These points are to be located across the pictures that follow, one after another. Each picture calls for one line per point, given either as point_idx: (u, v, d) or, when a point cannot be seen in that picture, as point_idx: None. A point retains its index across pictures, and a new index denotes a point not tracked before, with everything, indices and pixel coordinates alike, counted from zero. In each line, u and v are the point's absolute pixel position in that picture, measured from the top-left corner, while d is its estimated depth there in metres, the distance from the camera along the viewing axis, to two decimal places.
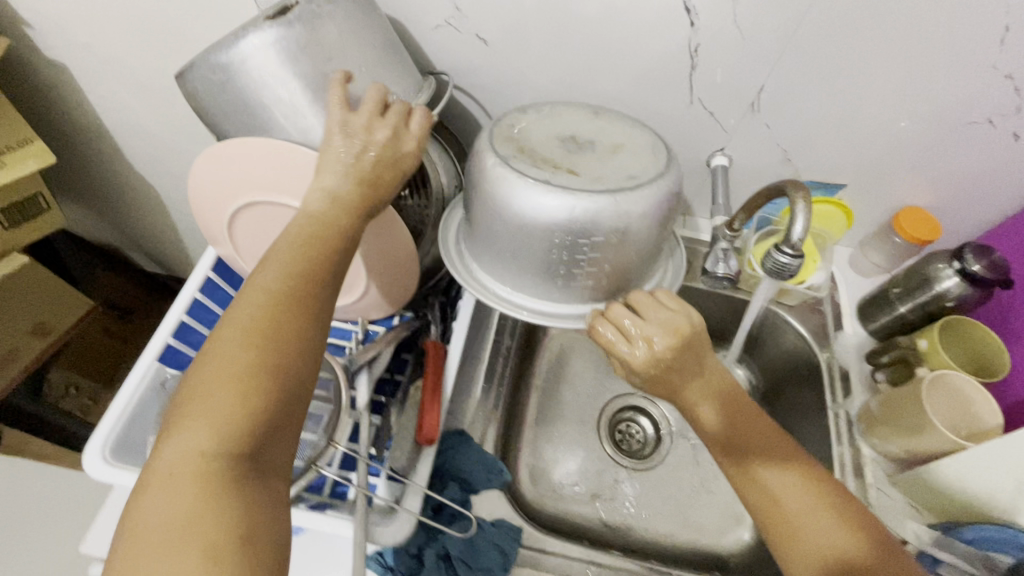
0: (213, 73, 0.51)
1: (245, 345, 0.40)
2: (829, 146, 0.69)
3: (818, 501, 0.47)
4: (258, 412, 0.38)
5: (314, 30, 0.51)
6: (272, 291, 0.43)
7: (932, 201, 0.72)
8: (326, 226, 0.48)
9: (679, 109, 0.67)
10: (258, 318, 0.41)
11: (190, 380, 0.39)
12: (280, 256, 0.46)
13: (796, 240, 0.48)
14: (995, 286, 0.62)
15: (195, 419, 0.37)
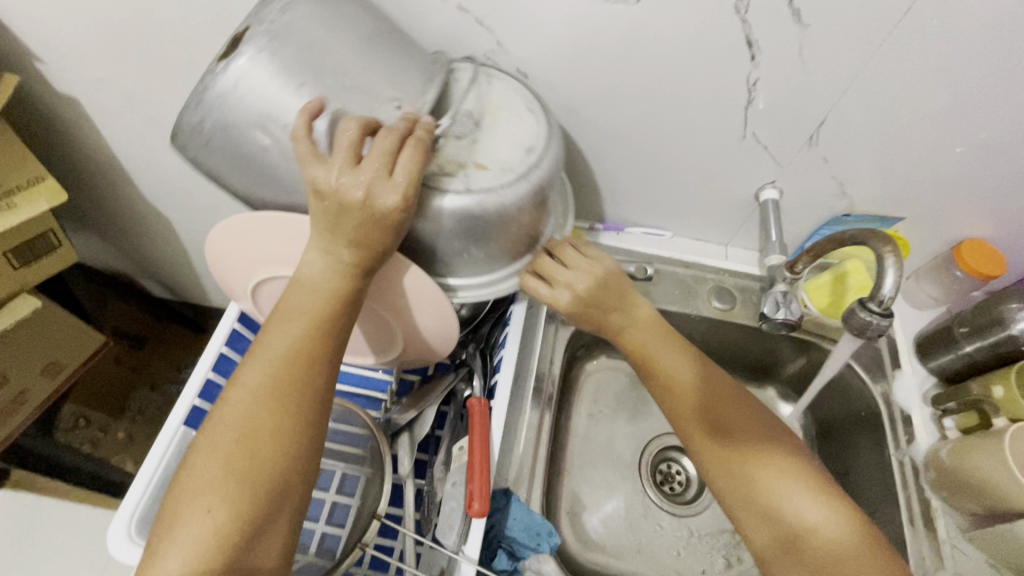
0: (194, 134, 0.46)
1: (218, 456, 0.42)
2: (888, 178, 0.65)
3: (744, 427, 0.56)
4: (232, 525, 0.41)
5: (280, 50, 0.44)
6: (249, 394, 0.44)
7: (995, 232, 0.69)
8: (309, 314, 0.47)
9: (730, 142, 0.64)
10: (236, 426, 0.43)
11: (175, 490, 0.42)
12: (264, 346, 0.47)
13: (884, 297, 0.52)
14: None
15: (177, 533, 0.40)
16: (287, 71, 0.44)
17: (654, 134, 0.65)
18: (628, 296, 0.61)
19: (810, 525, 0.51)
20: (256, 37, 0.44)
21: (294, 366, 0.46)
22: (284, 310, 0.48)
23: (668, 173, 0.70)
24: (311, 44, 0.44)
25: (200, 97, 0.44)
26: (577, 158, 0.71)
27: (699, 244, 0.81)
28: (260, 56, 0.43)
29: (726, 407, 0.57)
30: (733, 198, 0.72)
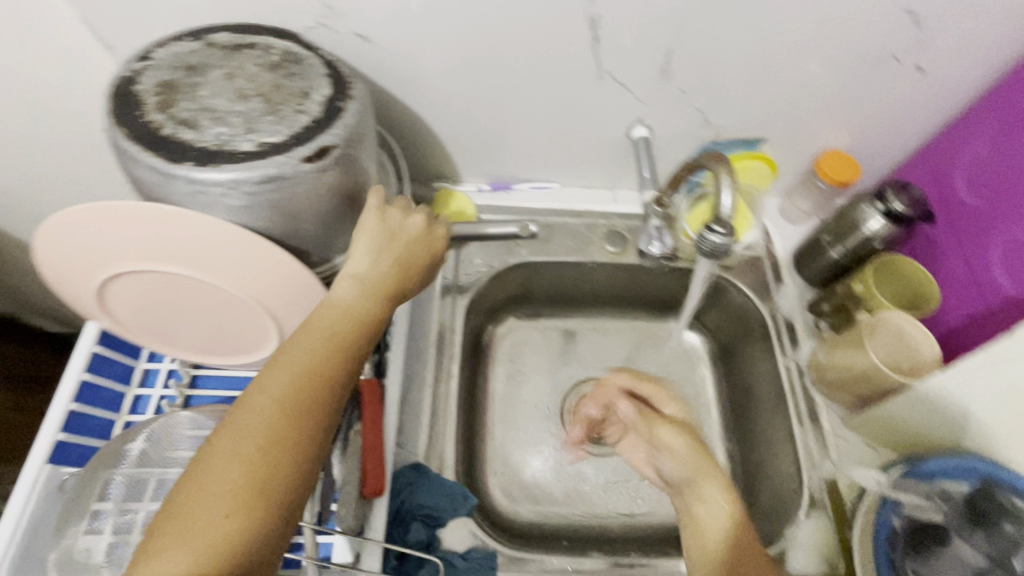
0: (220, 187, 0.43)
1: (240, 462, 0.39)
2: (744, 103, 0.67)
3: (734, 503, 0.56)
4: (238, 546, 0.37)
5: (348, 170, 0.49)
6: (270, 403, 0.42)
7: (850, 140, 0.72)
8: (333, 330, 0.47)
9: (590, 84, 0.63)
10: (252, 435, 0.40)
11: (173, 503, 0.38)
12: (293, 352, 0.45)
13: (726, 219, 0.54)
14: (915, 222, 0.63)
15: (172, 551, 0.36)
16: (352, 167, 0.50)
17: (515, 85, 0.64)
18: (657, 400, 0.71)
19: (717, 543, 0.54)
20: (339, 132, 0.46)
21: (317, 380, 0.44)
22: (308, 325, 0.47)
23: (540, 123, 0.69)
24: (361, 147, 0.50)
25: (278, 168, 0.44)
26: (447, 119, 0.69)
27: (588, 191, 0.81)
28: (342, 154, 0.47)
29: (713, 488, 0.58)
30: (608, 140, 0.72)
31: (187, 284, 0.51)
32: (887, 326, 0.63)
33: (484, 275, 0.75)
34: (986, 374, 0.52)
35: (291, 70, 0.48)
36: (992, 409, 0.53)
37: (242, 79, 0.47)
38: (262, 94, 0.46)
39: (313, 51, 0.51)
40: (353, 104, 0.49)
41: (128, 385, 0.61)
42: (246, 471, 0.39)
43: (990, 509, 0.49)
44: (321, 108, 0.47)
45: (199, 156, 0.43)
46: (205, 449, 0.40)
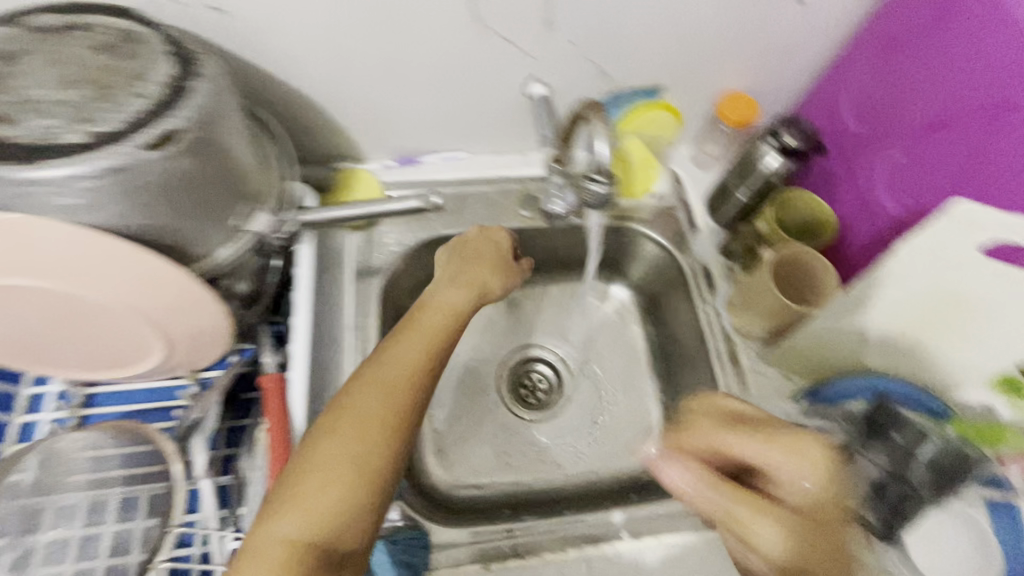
0: (53, 184, 0.40)
1: (363, 435, 0.48)
2: (635, 50, 0.66)
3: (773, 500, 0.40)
4: (358, 506, 0.46)
5: (205, 155, 0.46)
6: (384, 389, 0.51)
7: (746, 81, 0.72)
8: (427, 331, 0.57)
9: (473, 38, 0.62)
10: (370, 414, 0.49)
11: (306, 464, 0.47)
12: (408, 346, 0.55)
13: None
14: (808, 155, 0.64)
15: (308, 501, 0.45)
16: (212, 150, 0.46)
17: (395, 45, 0.61)
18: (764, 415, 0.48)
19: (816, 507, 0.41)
20: (185, 114, 0.43)
21: (415, 373, 0.53)
22: (412, 325, 0.57)
23: (432, 86, 0.67)
24: (219, 128, 0.47)
25: (117, 159, 0.40)
26: (332, 90, 0.65)
27: (499, 155, 0.79)
28: (195, 138, 0.44)
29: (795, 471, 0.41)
30: (507, 100, 0.70)
31: (44, 298, 0.47)
32: (790, 260, 0.64)
33: (398, 254, 0.72)
34: (879, 289, 0.54)
35: (126, 49, 0.44)
36: (889, 318, 0.56)
37: (67, 62, 0.42)
38: (91, 78, 0.42)
39: (152, 27, 0.46)
40: (203, 82, 0.45)
41: (14, 414, 0.57)
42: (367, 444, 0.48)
43: (882, 420, 0.51)
44: (163, 89, 0.43)
45: (20, 152, 0.39)
46: (333, 420, 0.49)
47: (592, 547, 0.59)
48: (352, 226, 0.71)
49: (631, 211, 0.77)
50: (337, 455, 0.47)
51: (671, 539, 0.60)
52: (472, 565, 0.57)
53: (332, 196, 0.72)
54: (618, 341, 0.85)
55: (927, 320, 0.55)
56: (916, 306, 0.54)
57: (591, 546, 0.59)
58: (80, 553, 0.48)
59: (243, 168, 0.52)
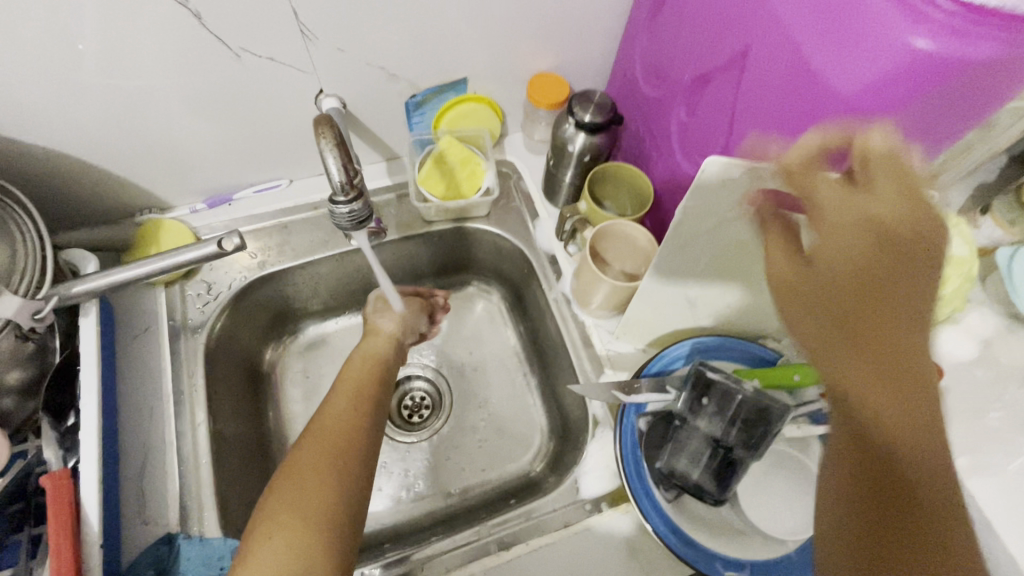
0: None
1: (309, 474, 0.48)
2: (420, 47, 0.63)
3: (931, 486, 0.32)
4: (316, 544, 0.44)
5: None
6: (325, 435, 0.52)
7: (550, 61, 0.71)
8: (360, 381, 0.60)
9: (233, 67, 0.57)
10: (313, 460, 0.50)
11: (257, 523, 0.46)
12: (338, 395, 0.58)
13: (340, 184, 0.41)
14: (610, 128, 0.63)
15: (262, 556, 0.43)
16: None
17: (149, 86, 0.56)
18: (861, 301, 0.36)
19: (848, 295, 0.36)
20: None
21: (356, 421, 0.55)
22: (339, 382, 0.60)
23: (212, 120, 0.62)
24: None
25: None
26: (95, 142, 0.59)
27: (321, 178, 0.75)
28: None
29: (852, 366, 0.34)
30: (303, 120, 0.66)
31: None
32: (612, 235, 0.63)
33: (218, 303, 0.67)
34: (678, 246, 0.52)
35: None
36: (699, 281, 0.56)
37: None
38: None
39: None
40: None
41: None
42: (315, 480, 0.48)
43: (700, 385, 0.50)
44: None
45: None
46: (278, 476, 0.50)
47: (459, 569, 0.56)
48: (162, 281, 0.66)
49: (466, 212, 0.74)
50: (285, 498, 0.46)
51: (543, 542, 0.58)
52: None
53: (135, 252, 0.67)
54: (491, 342, 0.84)
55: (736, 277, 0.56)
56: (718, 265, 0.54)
57: (459, 569, 0.56)
58: None
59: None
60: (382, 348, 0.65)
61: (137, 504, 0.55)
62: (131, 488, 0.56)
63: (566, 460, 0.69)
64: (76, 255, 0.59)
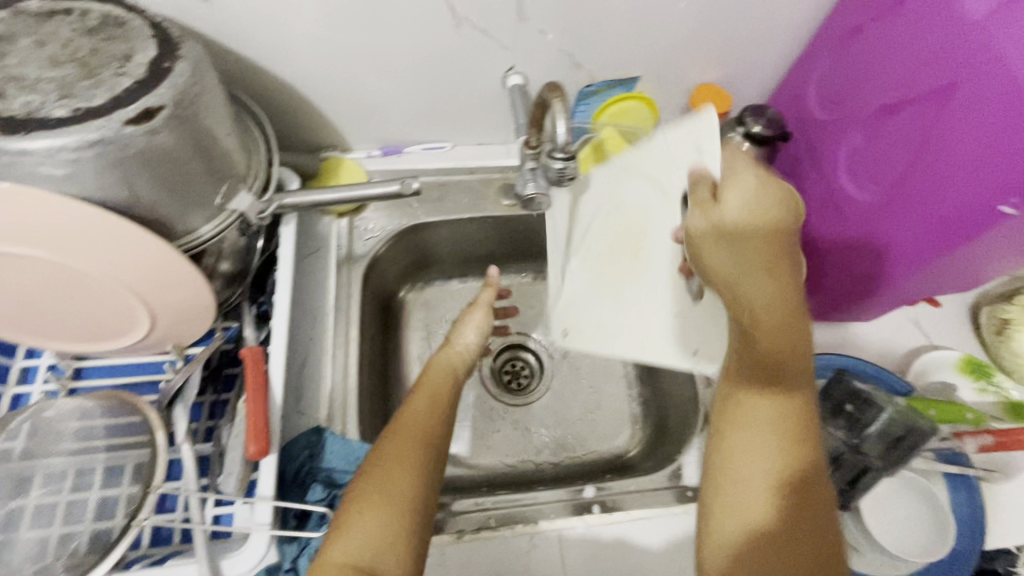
0: (36, 157, 0.41)
1: (393, 458, 0.51)
2: (610, 42, 0.68)
3: (781, 443, 0.44)
4: (397, 526, 0.47)
5: (193, 116, 0.47)
6: (409, 438, 0.53)
7: (718, 74, 0.75)
8: (441, 388, 0.60)
9: (451, 34, 0.64)
10: (398, 463, 0.51)
11: (349, 498, 0.49)
12: (421, 389, 0.60)
13: (563, 143, 0.48)
14: (775, 142, 0.66)
15: (351, 529, 0.46)
16: (199, 127, 0.48)
17: (378, 41, 0.64)
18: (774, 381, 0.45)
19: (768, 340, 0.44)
20: (164, 93, 0.45)
21: (436, 416, 0.57)
22: (420, 386, 0.60)
23: (413, 79, 0.70)
24: (204, 105, 0.48)
25: (97, 132, 0.41)
26: (321, 82, 0.68)
27: (480, 147, 0.82)
28: (175, 116, 0.45)
29: (776, 334, 0.44)
30: (486, 90, 0.73)
31: (28, 268, 0.48)
32: None
33: (380, 240, 0.75)
34: (605, 192, 0.62)
35: (111, 34, 0.46)
36: (599, 248, 0.64)
37: (55, 45, 0.44)
38: (76, 59, 0.44)
39: (135, 11, 0.49)
40: (182, 63, 0.46)
41: (6, 384, 0.58)
42: (398, 465, 0.51)
43: (842, 394, 0.51)
44: (144, 69, 0.45)
45: (7, 125, 0.40)
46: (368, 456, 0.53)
47: (561, 519, 0.60)
48: (335, 212, 0.74)
49: None
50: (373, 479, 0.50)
51: (642, 515, 0.61)
52: (446, 537, 0.59)
53: (317, 182, 0.75)
54: None
55: (620, 251, 0.62)
56: (609, 237, 0.63)
57: (563, 520, 0.60)
58: (65, 517, 0.50)
59: (229, 148, 0.54)
60: (459, 364, 0.65)
61: (295, 396, 0.63)
62: (293, 381, 0.63)
63: (664, 451, 0.71)
64: (285, 174, 0.68)
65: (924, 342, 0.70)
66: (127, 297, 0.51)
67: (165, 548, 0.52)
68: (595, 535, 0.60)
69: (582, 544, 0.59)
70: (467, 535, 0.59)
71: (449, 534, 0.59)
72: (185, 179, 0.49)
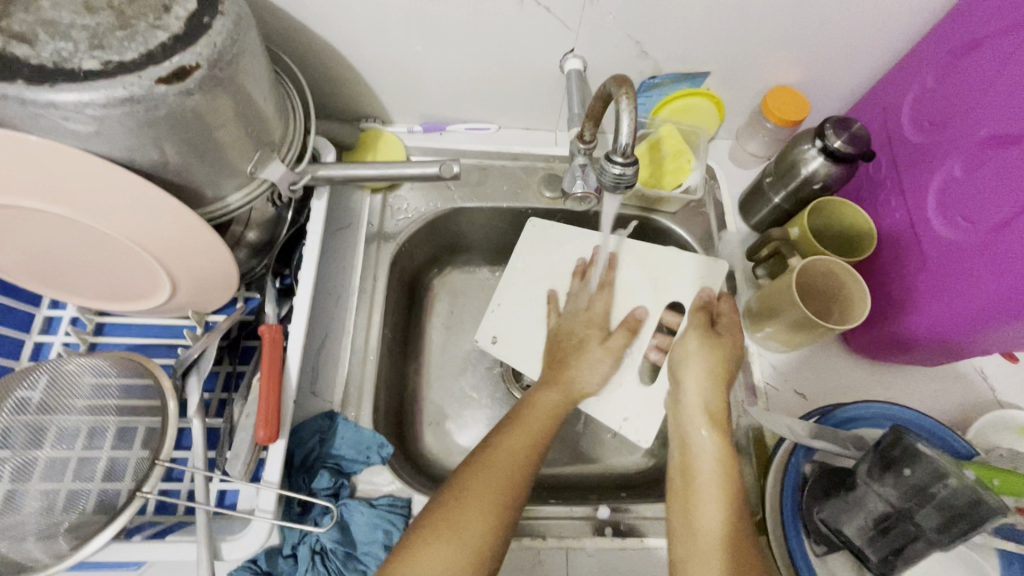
0: (60, 110, 0.38)
1: (486, 500, 0.48)
2: (684, 33, 0.62)
3: (730, 489, 0.50)
4: (468, 574, 0.44)
5: (230, 78, 0.44)
6: (504, 475, 0.50)
7: (798, 77, 0.68)
8: (541, 425, 0.55)
9: (512, 10, 0.59)
10: (483, 502, 0.48)
11: (432, 519, 0.47)
12: (528, 423, 0.55)
13: (625, 144, 0.43)
14: (855, 161, 0.60)
15: (427, 558, 0.44)
16: (234, 90, 0.45)
17: (435, 12, 0.60)
18: (696, 464, 0.52)
19: (693, 438, 0.54)
20: (201, 50, 0.41)
21: (534, 457, 0.53)
22: (521, 420, 0.55)
23: (466, 55, 0.65)
24: (241, 67, 0.45)
25: (126, 88, 0.39)
26: (368, 48, 0.64)
27: (526, 132, 0.78)
28: (210, 77, 0.42)
29: (698, 411, 0.55)
30: (543, 73, 0.68)
31: (53, 222, 0.46)
32: (822, 270, 0.59)
33: (413, 222, 0.71)
34: (621, 261, 0.69)
35: None
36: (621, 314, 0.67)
37: None
38: (112, 6, 0.41)
39: None
40: (222, 21, 0.43)
41: (29, 333, 0.58)
42: (490, 510, 0.47)
43: (896, 454, 0.46)
44: (182, 23, 0.42)
45: (34, 73, 0.38)
46: (462, 477, 0.50)
47: (574, 538, 0.58)
48: (370, 187, 0.70)
49: (654, 204, 0.73)
50: (464, 515, 0.47)
51: (658, 545, 0.58)
52: None
53: (355, 154, 0.72)
54: None
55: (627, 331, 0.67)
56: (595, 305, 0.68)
57: (574, 539, 0.58)
58: (76, 473, 0.49)
59: (267, 114, 0.51)
60: (562, 403, 0.59)
61: (311, 376, 0.61)
62: (311, 360, 0.62)
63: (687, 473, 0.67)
64: (321, 144, 0.65)
65: (991, 397, 0.64)
66: (149, 262, 0.49)
67: (167, 519, 0.51)
68: (607, 559, 0.57)
69: (591, 567, 0.56)
70: None
71: None
72: (218, 143, 0.46)
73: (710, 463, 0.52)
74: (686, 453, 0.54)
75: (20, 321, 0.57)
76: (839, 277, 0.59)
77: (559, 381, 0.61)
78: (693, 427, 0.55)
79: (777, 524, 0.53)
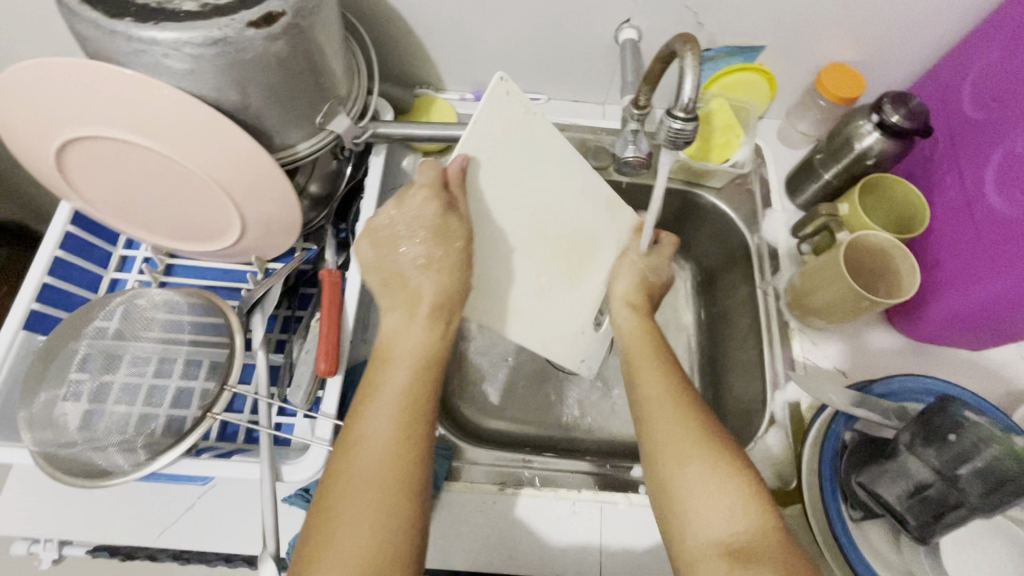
0: (161, 48, 0.41)
1: (358, 515, 0.40)
2: (742, 6, 0.62)
3: (661, 361, 0.53)
4: None
5: (310, 27, 0.46)
6: (368, 477, 0.41)
7: (855, 55, 0.67)
8: (412, 403, 0.45)
9: None
10: (358, 520, 0.40)
11: (303, 560, 0.39)
12: (386, 403, 0.44)
13: (686, 101, 0.44)
14: (911, 137, 0.59)
15: None
16: (313, 41, 0.47)
17: None
18: (632, 354, 0.55)
19: (627, 331, 0.57)
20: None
21: (406, 442, 0.43)
22: (376, 389, 0.45)
23: (524, 23, 0.67)
24: (320, 18, 0.47)
25: (220, 30, 0.41)
26: (430, 13, 0.66)
27: (575, 105, 0.79)
28: (294, 25, 0.44)
29: (635, 307, 0.59)
30: (597, 43, 0.69)
31: (140, 157, 0.50)
32: (871, 246, 0.59)
33: None
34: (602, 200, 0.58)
35: None
36: (520, 220, 0.52)
37: None
38: None
39: None
40: None
41: (107, 269, 0.62)
42: (367, 522, 0.40)
43: (942, 423, 0.46)
44: None
45: (141, 13, 0.41)
46: (326, 493, 0.41)
47: (607, 494, 0.59)
48: (421, 150, 0.72)
49: (698, 178, 0.73)
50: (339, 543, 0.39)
51: None
52: (490, 486, 0.59)
53: (408, 117, 0.74)
54: (667, 310, 0.82)
55: (569, 258, 0.58)
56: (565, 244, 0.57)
57: (608, 494, 0.59)
58: (145, 399, 0.52)
59: (338, 68, 0.53)
60: (436, 357, 0.48)
61: (363, 326, 0.64)
62: (362, 310, 0.65)
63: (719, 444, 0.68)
64: (380, 104, 0.68)
65: None
66: (225, 202, 0.53)
67: (230, 445, 0.55)
68: (640, 515, 0.58)
69: (623, 521, 0.58)
70: (511, 487, 0.59)
71: (494, 486, 0.59)
72: (294, 91, 0.49)
73: (641, 345, 0.55)
74: (625, 346, 0.56)
75: (99, 256, 0.62)
76: (887, 253, 0.59)
77: (398, 290, 0.50)
78: (626, 324, 0.58)
79: (813, 488, 0.54)
